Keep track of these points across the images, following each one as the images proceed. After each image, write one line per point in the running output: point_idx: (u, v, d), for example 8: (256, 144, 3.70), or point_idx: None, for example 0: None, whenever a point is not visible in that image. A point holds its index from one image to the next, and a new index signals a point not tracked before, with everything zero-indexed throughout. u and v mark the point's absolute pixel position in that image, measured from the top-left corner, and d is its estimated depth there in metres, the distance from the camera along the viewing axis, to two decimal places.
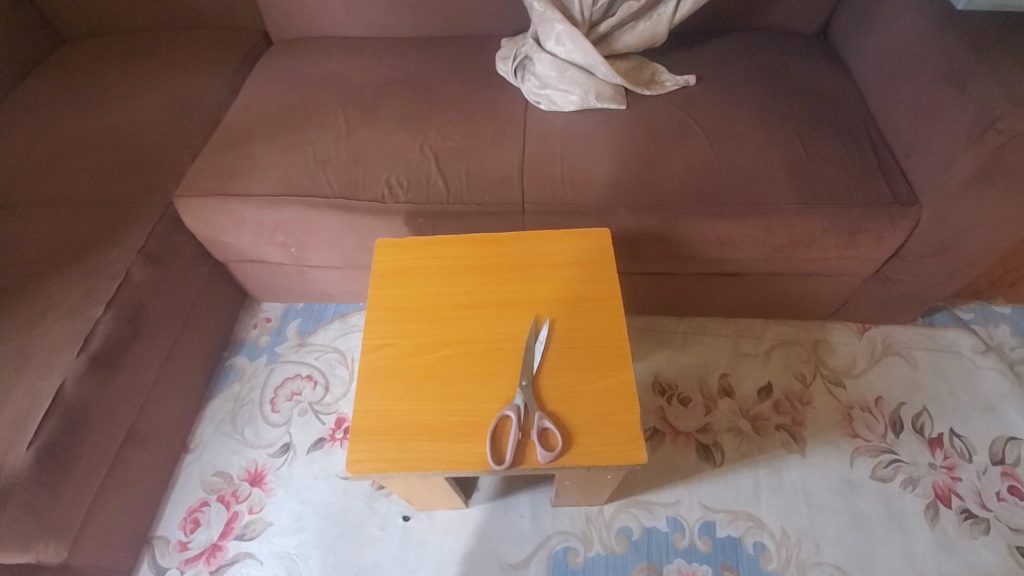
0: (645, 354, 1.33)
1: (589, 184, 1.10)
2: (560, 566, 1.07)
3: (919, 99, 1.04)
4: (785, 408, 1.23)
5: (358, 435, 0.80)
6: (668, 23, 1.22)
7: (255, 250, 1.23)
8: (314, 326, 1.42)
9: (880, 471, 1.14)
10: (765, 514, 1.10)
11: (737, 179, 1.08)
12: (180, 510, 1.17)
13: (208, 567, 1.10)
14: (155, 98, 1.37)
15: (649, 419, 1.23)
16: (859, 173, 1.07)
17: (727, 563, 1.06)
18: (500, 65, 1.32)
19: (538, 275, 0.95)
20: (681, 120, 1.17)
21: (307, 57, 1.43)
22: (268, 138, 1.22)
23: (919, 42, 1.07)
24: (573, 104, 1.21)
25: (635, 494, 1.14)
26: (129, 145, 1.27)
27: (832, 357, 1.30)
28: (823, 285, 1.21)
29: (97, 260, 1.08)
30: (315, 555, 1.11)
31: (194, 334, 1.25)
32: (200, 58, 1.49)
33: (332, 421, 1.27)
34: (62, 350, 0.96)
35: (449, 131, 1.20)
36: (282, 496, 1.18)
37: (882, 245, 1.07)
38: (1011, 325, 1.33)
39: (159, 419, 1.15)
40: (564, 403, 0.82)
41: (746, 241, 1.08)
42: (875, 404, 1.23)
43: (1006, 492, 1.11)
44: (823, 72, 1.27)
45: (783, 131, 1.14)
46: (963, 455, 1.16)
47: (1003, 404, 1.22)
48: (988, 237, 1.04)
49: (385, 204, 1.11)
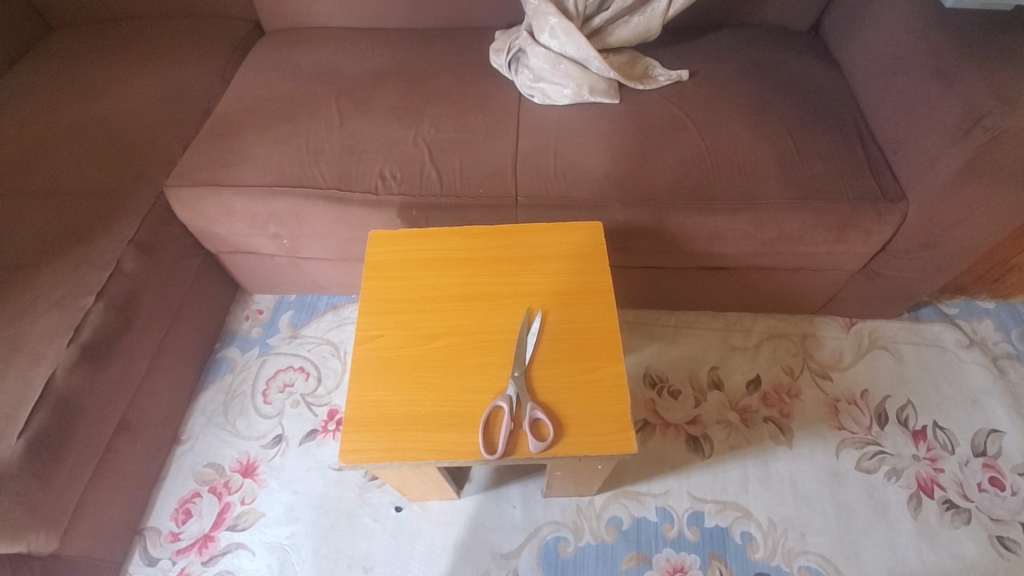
0: (636, 347, 1.34)
1: (582, 178, 1.10)
2: (550, 556, 1.08)
3: (907, 95, 1.06)
4: (773, 401, 1.25)
5: (352, 424, 0.81)
6: (662, 17, 1.22)
7: (247, 241, 1.23)
8: (306, 318, 1.42)
9: (865, 462, 1.16)
10: (753, 505, 1.12)
11: (729, 173, 1.09)
12: (171, 501, 1.17)
13: (199, 558, 1.10)
14: (143, 88, 1.35)
15: (639, 411, 1.25)
16: (847, 169, 1.09)
17: (715, 553, 1.08)
18: (493, 56, 1.31)
19: (532, 267, 0.95)
20: (674, 115, 1.18)
21: (300, 47, 1.42)
22: (260, 129, 1.22)
23: (908, 38, 1.08)
24: (567, 98, 1.21)
25: (625, 484, 1.15)
26: (117, 135, 1.25)
27: (819, 351, 1.32)
28: (812, 280, 1.23)
29: (86, 249, 1.08)
30: (308, 545, 1.11)
31: (185, 325, 1.25)
32: (192, 47, 1.47)
33: (324, 413, 1.28)
34: (52, 341, 0.96)
35: (442, 123, 1.20)
36: (275, 486, 1.18)
37: (870, 240, 1.09)
38: (995, 321, 1.36)
39: (149, 410, 1.15)
40: (556, 394, 0.82)
41: (736, 235, 1.10)
42: (861, 397, 1.25)
43: (987, 483, 1.14)
44: (814, 68, 1.28)
45: (774, 126, 1.15)
46: (946, 447, 1.18)
47: (985, 397, 1.24)
48: (974, 233, 1.06)
49: (378, 196, 1.11)
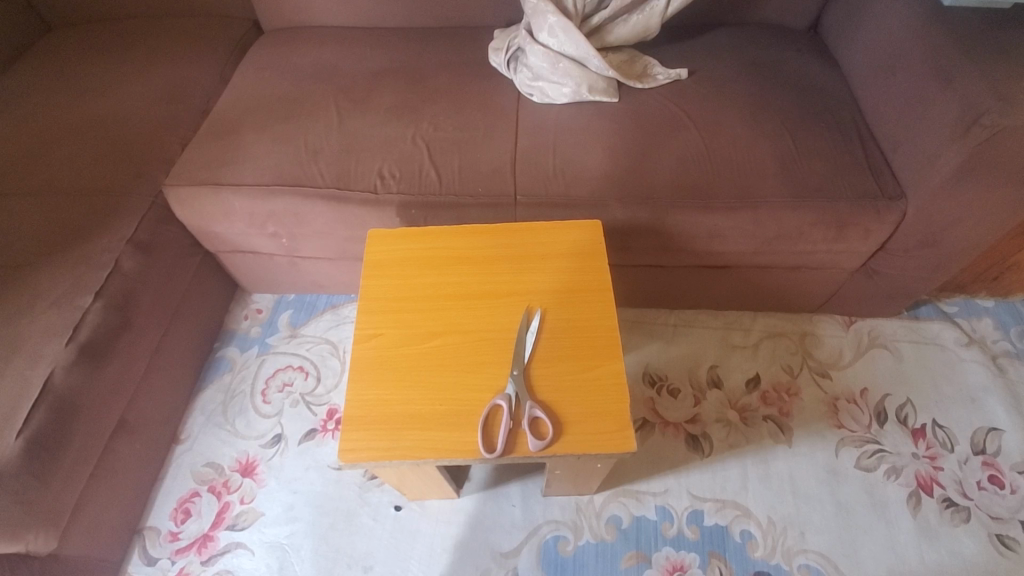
0: (635, 346, 1.34)
1: (581, 177, 1.10)
2: (550, 555, 1.08)
3: (906, 94, 1.06)
4: (773, 399, 1.25)
5: (351, 423, 0.81)
6: (661, 15, 1.22)
7: (245, 240, 1.23)
8: (305, 317, 1.42)
9: (864, 460, 1.16)
10: (753, 504, 1.12)
11: (728, 171, 1.09)
12: (171, 500, 1.17)
13: (199, 557, 1.10)
14: (142, 87, 1.35)
15: (639, 410, 1.25)
16: (846, 168, 1.09)
17: (714, 552, 1.07)
18: (492, 55, 1.30)
19: (530, 266, 0.95)
20: (673, 114, 1.18)
21: (298, 47, 1.42)
22: (259, 128, 1.22)
23: (907, 36, 1.08)
24: (565, 97, 1.21)
25: (624, 483, 1.15)
26: (116, 135, 1.25)
27: (819, 350, 1.32)
28: (811, 278, 1.23)
29: (85, 248, 1.08)
30: (307, 544, 1.11)
31: (184, 325, 1.25)
32: (190, 46, 1.47)
33: (323, 412, 1.27)
34: (51, 341, 0.96)
35: (441, 122, 1.20)
36: (274, 486, 1.18)
37: (869, 238, 1.09)
38: (994, 319, 1.36)
39: (148, 409, 1.14)
40: (555, 392, 0.82)
41: (735, 234, 1.09)
42: (860, 396, 1.25)
43: (987, 481, 1.14)
44: (813, 66, 1.28)
45: (773, 125, 1.15)
46: (945, 445, 1.18)
47: (984, 396, 1.24)
48: (972, 231, 1.06)
49: (377, 195, 1.11)
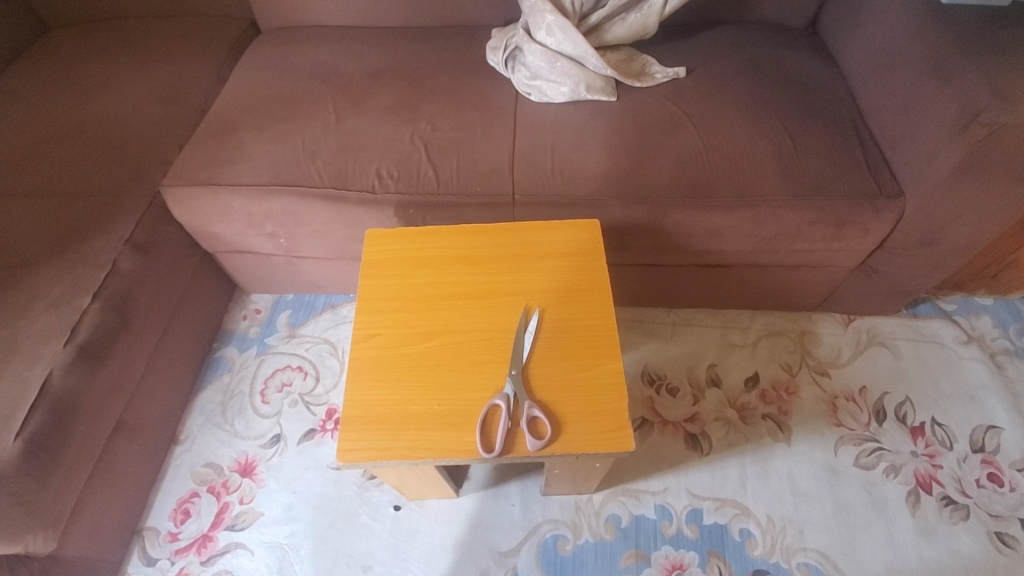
0: (634, 345, 1.34)
1: (580, 176, 1.10)
2: (550, 554, 1.08)
3: (904, 92, 1.06)
4: (772, 397, 1.25)
5: (350, 423, 0.81)
6: (658, 15, 1.22)
7: (243, 240, 1.23)
8: (303, 317, 1.42)
9: (863, 458, 1.16)
10: (752, 502, 1.12)
11: (726, 170, 1.09)
12: (170, 501, 1.17)
13: (198, 558, 1.10)
14: (140, 87, 1.35)
15: (638, 409, 1.25)
16: (845, 166, 1.09)
17: (714, 551, 1.08)
18: (490, 55, 1.30)
19: (528, 266, 0.95)
20: (672, 112, 1.18)
21: (295, 46, 1.41)
22: (257, 128, 1.21)
23: (906, 34, 1.08)
24: (563, 96, 1.21)
25: (623, 482, 1.15)
26: (114, 134, 1.25)
27: (818, 348, 1.32)
28: (810, 277, 1.23)
29: (84, 249, 1.08)
30: (307, 544, 1.11)
31: (182, 325, 1.24)
32: (188, 46, 1.46)
33: (322, 412, 1.27)
34: (49, 341, 0.96)
35: (438, 122, 1.20)
36: (273, 486, 1.18)
37: (867, 237, 1.09)
38: (993, 317, 1.36)
39: (147, 410, 1.14)
40: (553, 392, 0.82)
41: (734, 233, 1.10)
42: (859, 394, 1.25)
43: (986, 479, 1.14)
44: (812, 64, 1.28)
45: (772, 124, 1.15)
46: (945, 443, 1.18)
47: (983, 394, 1.24)
48: (971, 229, 1.06)
49: (375, 195, 1.11)
